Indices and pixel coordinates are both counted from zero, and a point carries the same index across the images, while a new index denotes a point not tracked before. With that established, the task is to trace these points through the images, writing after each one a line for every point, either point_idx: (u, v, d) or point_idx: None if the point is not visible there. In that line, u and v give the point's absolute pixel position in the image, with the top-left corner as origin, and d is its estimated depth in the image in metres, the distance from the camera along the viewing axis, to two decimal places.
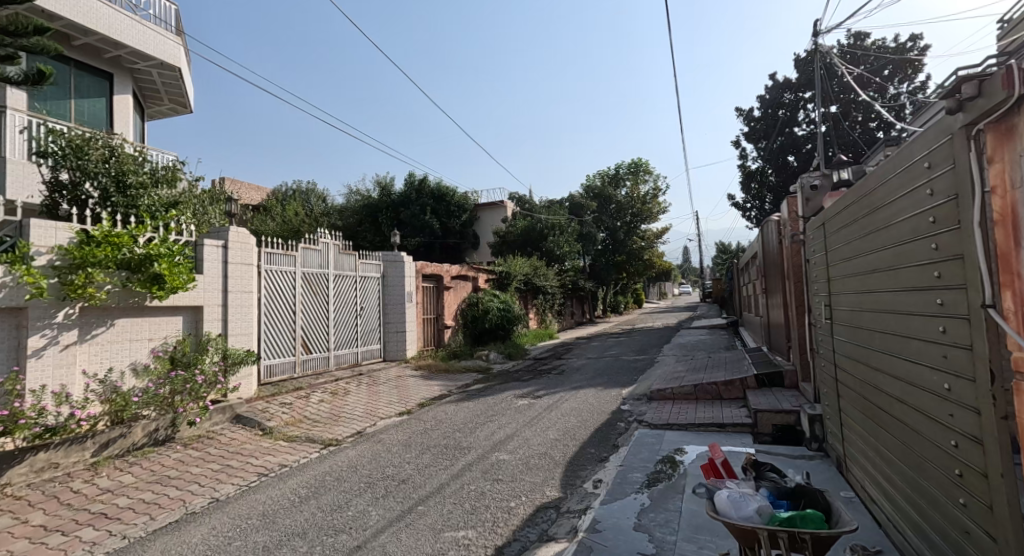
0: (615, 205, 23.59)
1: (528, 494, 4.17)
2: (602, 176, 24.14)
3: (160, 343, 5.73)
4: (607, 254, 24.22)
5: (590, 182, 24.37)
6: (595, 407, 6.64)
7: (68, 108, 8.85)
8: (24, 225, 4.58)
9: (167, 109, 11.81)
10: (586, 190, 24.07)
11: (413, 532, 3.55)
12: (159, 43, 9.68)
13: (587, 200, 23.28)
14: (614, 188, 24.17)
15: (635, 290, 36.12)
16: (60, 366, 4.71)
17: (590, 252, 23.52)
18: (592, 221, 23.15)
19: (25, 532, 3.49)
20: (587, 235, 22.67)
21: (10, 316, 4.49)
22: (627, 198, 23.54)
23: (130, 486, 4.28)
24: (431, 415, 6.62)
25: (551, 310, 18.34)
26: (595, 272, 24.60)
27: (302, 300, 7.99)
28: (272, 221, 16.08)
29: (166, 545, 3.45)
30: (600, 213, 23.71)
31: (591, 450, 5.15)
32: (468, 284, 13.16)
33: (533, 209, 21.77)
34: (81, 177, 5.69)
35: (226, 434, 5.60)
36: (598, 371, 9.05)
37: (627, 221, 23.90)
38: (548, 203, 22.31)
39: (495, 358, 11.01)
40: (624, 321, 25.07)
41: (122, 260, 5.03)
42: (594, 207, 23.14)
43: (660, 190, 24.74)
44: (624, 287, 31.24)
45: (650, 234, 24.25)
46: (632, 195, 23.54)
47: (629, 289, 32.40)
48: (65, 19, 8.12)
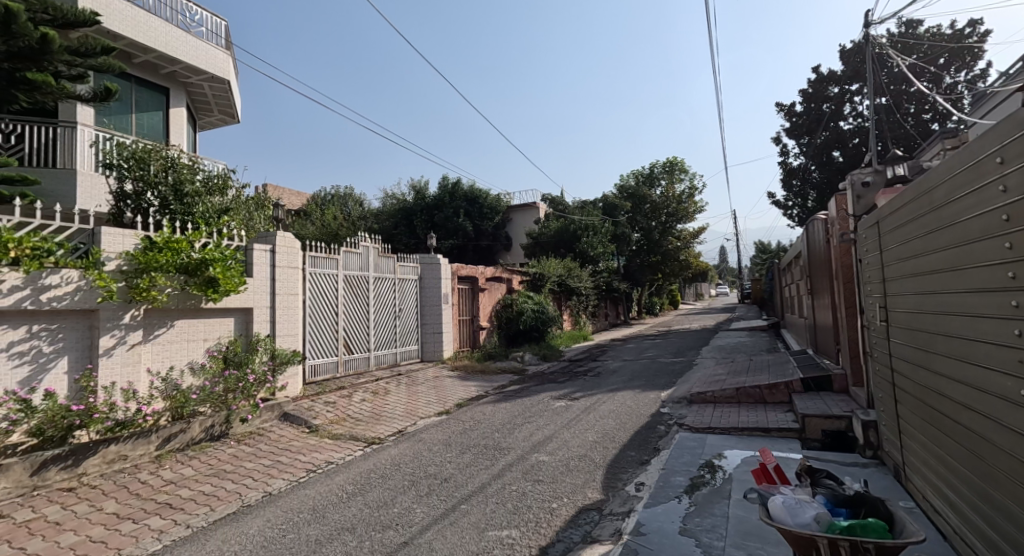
0: (649, 205, 23.31)
1: (570, 496, 4.18)
2: (636, 177, 24.17)
3: (214, 343, 6.00)
4: (641, 255, 24.03)
5: (623, 182, 24.14)
6: (633, 409, 6.60)
7: (129, 122, 9.40)
8: (97, 233, 4.89)
9: (217, 119, 12.36)
10: (620, 190, 23.92)
11: (457, 530, 3.61)
12: (210, 56, 10.13)
13: (621, 200, 23.11)
14: (649, 187, 23.83)
15: (671, 291, 35.60)
16: (126, 364, 5.01)
17: (623, 252, 23.32)
18: (626, 221, 22.95)
19: (101, 519, 3.74)
20: (621, 235, 22.74)
21: (84, 316, 4.83)
22: (662, 198, 23.24)
23: (191, 479, 4.51)
24: (470, 416, 6.70)
25: (585, 311, 18.26)
26: (630, 272, 24.33)
27: (344, 302, 8.23)
28: (313, 225, 16.62)
29: (225, 536, 3.62)
30: (634, 214, 23.49)
31: (631, 453, 5.11)
32: (503, 286, 13.22)
33: (565, 210, 21.78)
34: (143, 187, 6.04)
35: (275, 431, 5.82)
36: (634, 374, 8.96)
37: (661, 221, 23.49)
38: (580, 204, 22.27)
39: (531, 360, 11.02)
40: (657, 322, 24.73)
41: (181, 264, 5.28)
42: (628, 207, 22.97)
43: (695, 189, 24.26)
44: (659, 289, 30.84)
45: (686, 234, 23.82)
46: (667, 194, 23.17)
47: (664, 290, 31.84)
48: (128, 38, 8.62)
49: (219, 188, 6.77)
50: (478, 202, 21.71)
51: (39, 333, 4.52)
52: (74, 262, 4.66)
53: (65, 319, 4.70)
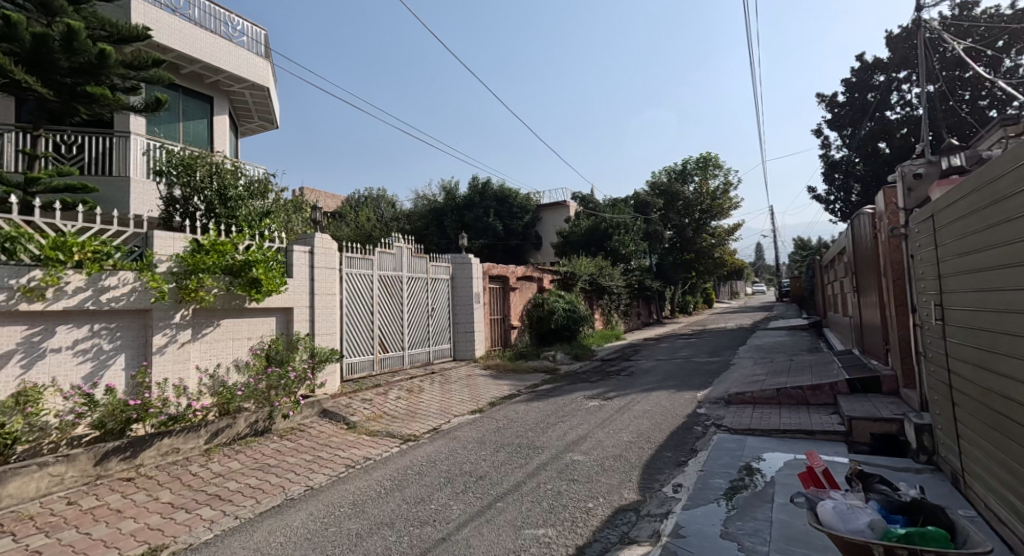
0: (682, 202, 22.90)
1: (606, 496, 4.14)
2: (668, 173, 23.76)
3: (257, 342, 6.22)
4: (674, 252, 23.49)
5: (655, 179, 23.76)
6: (668, 409, 6.49)
7: (177, 131, 9.84)
8: (150, 236, 5.15)
9: (257, 125, 12.80)
10: (651, 187, 23.61)
11: (494, 528, 3.64)
12: (252, 65, 10.49)
13: (653, 197, 22.77)
14: (681, 184, 23.41)
15: (705, 290, 34.81)
16: (177, 362, 5.26)
17: (655, 250, 22.95)
18: (658, 219, 22.60)
19: (157, 508, 3.94)
20: (653, 233, 22.39)
21: (138, 316, 5.08)
22: (695, 194, 22.81)
23: (237, 472, 4.69)
24: (503, 414, 6.74)
25: (617, 310, 18.05)
26: (663, 271, 23.38)
27: (379, 301, 8.40)
28: (348, 227, 17.03)
29: (271, 527, 3.75)
30: (666, 211, 23.11)
31: (668, 453, 5.03)
32: (533, 285, 13.22)
33: (596, 208, 21.61)
34: (190, 192, 6.31)
35: (316, 428, 5.99)
36: (668, 373, 8.82)
37: (694, 218, 23.04)
38: (611, 202, 22.05)
39: (563, 359, 10.96)
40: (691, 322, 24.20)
41: (226, 265, 5.51)
42: (660, 205, 22.62)
43: (730, 185, 23.67)
44: (691, 287, 30.24)
45: (720, 230, 23.28)
46: (701, 190, 22.72)
47: (699, 289, 31.16)
48: (176, 50, 9.04)
49: (260, 192, 7.02)
50: (508, 201, 21.82)
51: (100, 332, 4.79)
52: (131, 265, 4.93)
53: (122, 318, 4.96)
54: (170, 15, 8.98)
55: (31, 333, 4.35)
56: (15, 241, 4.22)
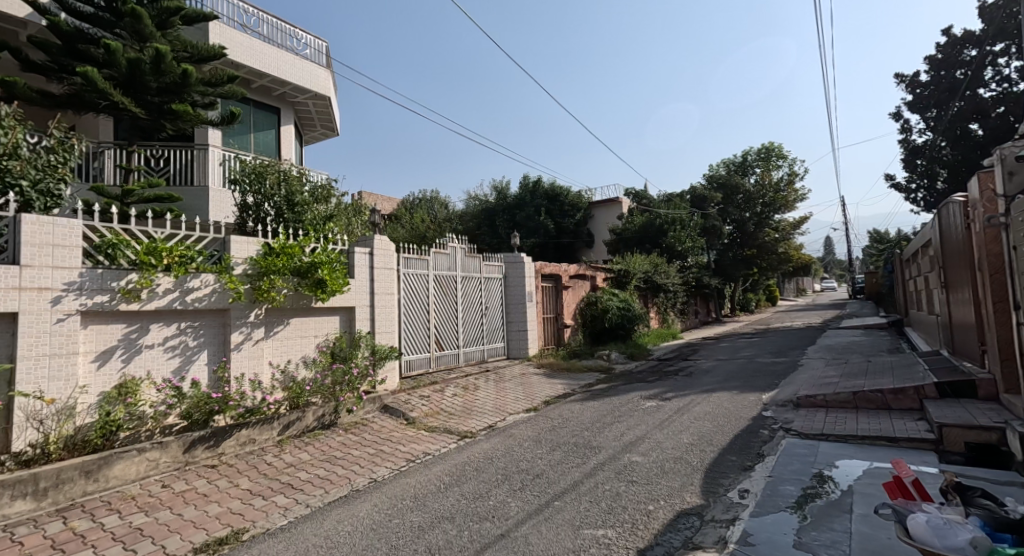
0: (742, 195, 21.92)
1: (667, 499, 4.03)
2: (727, 166, 23.00)
3: (322, 339, 6.54)
4: (734, 248, 22.60)
5: (713, 172, 22.95)
6: (731, 411, 6.23)
7: (249, 141, 10.53)
8: (228, 241, 5.54)
9: (319, 133, 13.46)
10: (709, 180, 22.79)
11: (552, 526, 3.64)
12: (315, 75, 11.00)
13: (711, 191, 21.89)
14: (742, 176, 22.63)
15: (767, 288, 33.13)
16: (252, 358, 5.64)
17: (714, 247, 22.07)
18: (716, 214, 21.68)
19: (238, 494, 4.24)
20: (711, 228, 21.51)
21: (218, 316, 5.48)
22: (757, 187, 21.94)
23: (307, 463, 4.97)
24: (558, 413, 6.71)
25: (673, 309, 17.50)
26: (722, 267, 22.51)
27: (435, 301, 8.60)
28: (404, 229, 17.57)
29: (339, 517, 3.93)
30: (725, 205, 22.17)
31: (732, 457, 4.82)
32: (587, 283, 13.10)
33: (651, 204, 21.08)
34: (261, 199, 6.74)
35: (377, 422, 6.23)
36: (729, 374, 8.46)
37: (756, 211, 21.98)
38: (665, 197, 21.45)
39: (618, 359, 10.75)
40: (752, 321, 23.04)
41: (294, 267, 5.83)
42: (719, 199, 21.69)
43: (795, 175, 22.58)
44: (753, 284, 28.83)
45: (785, 224, 22.46)
46: (763, 182, 21.88)
47: (762, 285, 29.68)
48: (247, 66, 9.68)
49: (323, 197, 7.37)
50: (559, 199, 21.76)
51: (186, 329, 5.21)
52: (211, 268, 5.32)
53: (205, 317, 5.37)
54: (241, 34, 9.64)
55: (130, 331, 4.80)
56: (116, 247, 4.69)
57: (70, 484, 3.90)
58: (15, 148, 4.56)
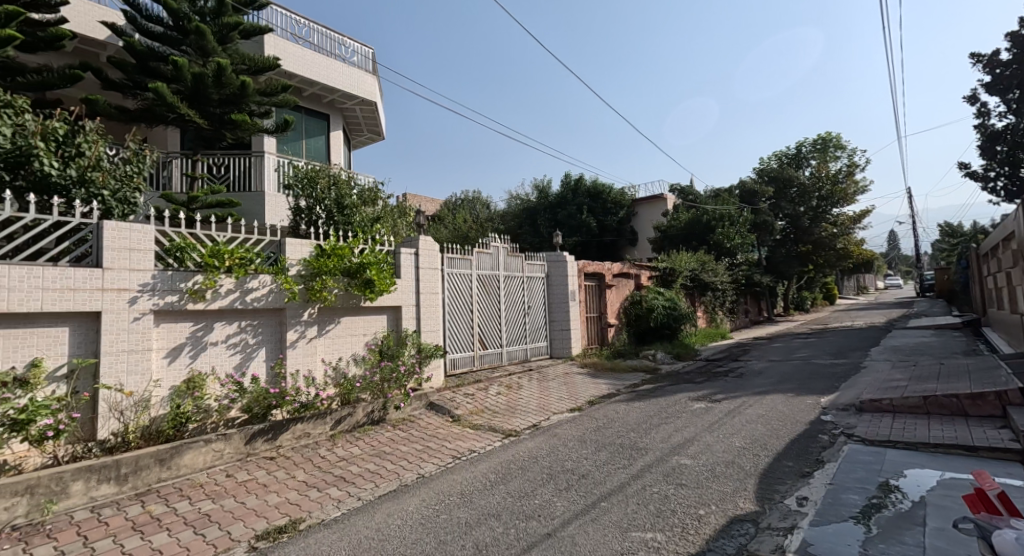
0: (796, 188, 20.94)
1: (719, 504, 3.90)
2: (780, 158, 22.10)
3: (371, 338, 6.76)
4: (787, 244, 21.73)
5: (765, 166, 22.11)
6: (786, 414, 5.96)
7: (301, 147, 11.01)
8: (283, 244, 5.81)
9: (365, 138, 13.89)
10: (759, 174, 21.88)
11: (599, 527, 3.60)
12: (362, 81, 11.33)
13: (761, 185, 20.98)
14: (795, 169, 21.67)
15: (824, 286, 31.46)
16: (306, 355, 5.90)
17: (766, 243, 21.13)
18: (768, 209, 20.76)
19: (295, 485, 4.45)
20: (762, 224, 20.62)
21: (275, 315, 5.76)
22: (813, 179, 20.91)
23: (358, 457, 5.14)
24: (603, 413, 6.63)
25: (722, 308, 16.91)
26: (774, 265, 21.58)
27: (478, 300, 8.70)
28: (447, 229, 17.87)
29: (389, 510, 4.05)
30: (777, 200, 21.23)
31: (788, 462, 4.61)
32: (631, 282, 12.88)
33: (697, 201, 20.49)
34: (313, 203, 7.02)
35: (424, 419, 6.37)
36: (784, 376, 8.09)
37: (811, 205, 20.92)
38: (713, 193, 20.80)
39: (663, 359, 10.52)
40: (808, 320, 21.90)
41: (345, 268, 6.04)
42: (770, 193, 20.76)
43: (855, 165, 21.32)
44: (809, 282, 27.42)
45: (844, 218, 21.13)
46: (819, 174, 20.85)
47: (818, 283, 28.20)
48: (299, 75, 10.12)
49: (371, 200, 7.61)
50: (602, 197, 21.53)
51: (245, 327, 5.49)
52: (268, 269, 5.58)
53: (262, 316, 5.65)
54: (294, 45, 10.11)
55: (196, 329, 5.11)
56: (183, 250, 5.01)
57: (147, 470, 4.22)
58: (96, 160, 4.98)
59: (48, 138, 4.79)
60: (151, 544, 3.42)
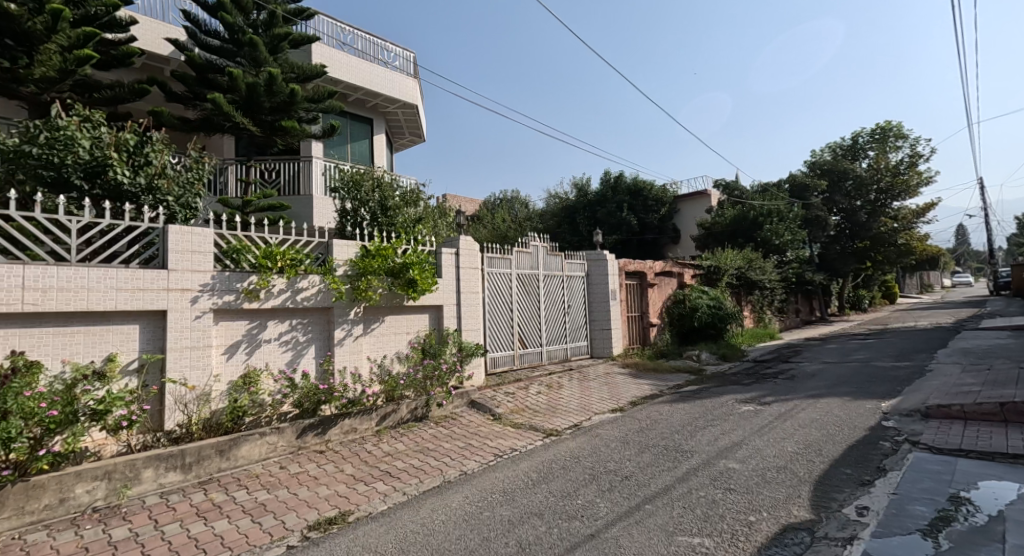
0: (852, 181, 19.89)
1: (770, 510, 3.74)
2: (834, 150, 21.11)
3: (414, 336, 6.90)
4: (843, 240, 20.66)
5: (816, 158, 21.13)
6: (843, 419, 5.66)
7: (346, 151, 11.37)
8: (331, 245, 6.01)
9: (407, 141, 14.19)
10: (811, 167, 20.90)
11: (644, 530, 3.53)
12: (404, 84, 11.56)
13: (813, 178, 19.99)
14: (852, 161, 20.67)
15: (883, 284, 29.73)
16: (353, 352, 6.09)
17: (818, 239, 20.16)
18: (821, 203, 19.79)
19: (344, 478, 4.60)
20: (814, 219, 19.63)
21: (323, 313, 5.97)
22: (870, 171, 19.87)
23: (403, 452, 5.27)
24: (647, 415, 6.51)
25: (770, 307, 16.25)
26: (828, 260, 20.66)
27: (517, 299, 8.72)
28: (486, 228, 18.01)
29: (433, 506, 4.12)
30: (831, 193, 20.22)
31: (846, 470, 4.37)
32: (674, 280, 12.57)
33: (743, 196, 19.83)
34: (358, 205, 7.23)
35: (465, 417, 6.45)
36: (839, 379, 7.69)
37: (869, 198, 19.95)
38: (761, 188, 20.08)
39: (708, 359, 10.24)
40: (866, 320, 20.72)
41: (388, 268, 6.19)
42: (823, 187, 19.76)
43: (919, 155, 20.07)
44: (867, 279, 25.98)
45: (907, 212, 20.18)
46: (878, 166, 19.78)
47: (876, 281, 26.70)
48: (344, 81, 10.44)
49: (412, 201, 7.78)
50: (642, 194, 21.14)
51: (296, 325, 5.72)
52: (317, 269, 5.81)
53: (312, 315, 5.87)
54: (340, 51, 10.45)
55: (252, 327, 5.37)
56: (239, 252, 5.29)
57: (208, 460, 4.47)
58: (162, 168, 5.33)
59: (121, 149, 5.16)
60: (213, 530, 3.62)
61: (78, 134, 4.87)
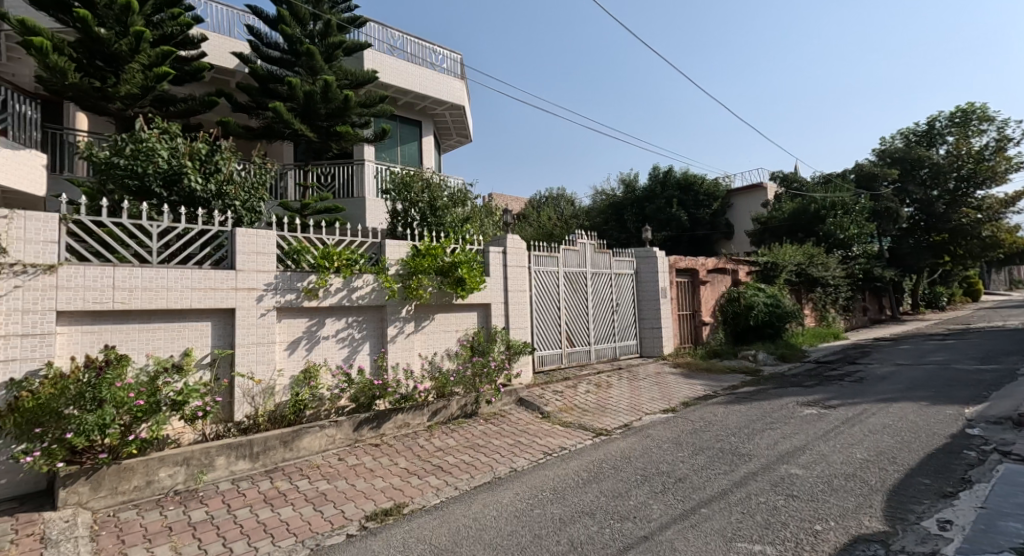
0: (928, 169, 18.55)
1: (839, 520, 3.53)
2: (907, 136, 19.80)
3: (463, 334, 7.01)
4: (917, 233, 19.41)
5: (887, 146, 19.85)
6: (920, 425, 5.26)
7: (396, 154, 11.70)
8: (383, 245, 6.20)
9: (455, 141, 14.43)
10: (880, 156, 19.60)
11: (700, 534, 3.43)
12: (452, 86, 11.75)
13: (882, 167, 18.71)
14: (927, 147, 19.23)
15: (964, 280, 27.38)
16: (405, 349, 6.27)
17: (888, 232, 18.83)
18: (891, 194, 18.50)
19: (398, 471, 4.75)
20: (884, 211, 18.38)
21: (377, 311, 6.17)
22: (950, 158, 18.45)
23: (454, 448, 5.37)
24: (701, 416, 6.32)
25: (834, 305, 15.32)
26: (899, 256, 19.15)
27: (565, 297, 8.67)
28: (532, 227, 18.02)
29: (484, 501, 4.17)
30: (903, 183, 18.89)
31: (925, 480, 4.06)
32: (727, 278, 12.11)
33: (804, 189, 18.96)
34: (409, 206, 7.42)
35: (515, 414, 6.49)
36: (915, 382, 7.15)
37: (947, 187, 18.50)
38: (823, 180, 19.02)
39: (766, 360, 9.80)
40: (945, 319, 19.14)
41: (438, 266, 6.31)
42: (894, 176, 18.46)
43: (1007, 138, 18.36)
44: (946, 275, 24.01)
45: (994, 201, 18.37)
46: (959, 152, 18.29)
47: (956, 277, 24.64)
48: (393, 85, 10.73)
49: (460, 201, 7.92)
50: (693, 189, 20.48)
51: (352, 323, 5.95)
52: (371, 269, 6.01)
53: (366, 313, 6.08)
54: (391, 56, 10.76)
55: (311, 324, 5.63)
56: (299, 253, 5.55)
57: (274, 450, 4.72)
58: (230, 175, 5.67)
59: (195, 157, 5.53)
60: (280, 516, 3.83)
61: (158, 145, 5.28)
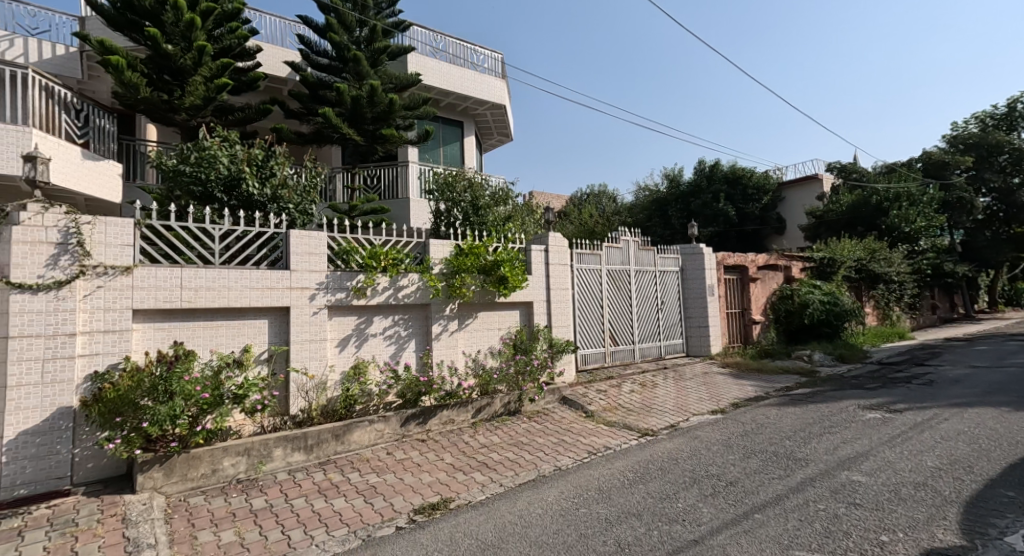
0: (1008, 155, 17.12)
1: (908, 531, 3.31)
2: (982, 120, 18.33)
3: (506, 332, 7.05)
4: (995, 225, 17.94)
5: (960, 131, 18.46)
6: (1000, 433, 4.85)
7: (438, 155, 11.90)
8: (427, 245, 6.32)
9: (496, 141, 14.50)
10: (951, 142, 18.24)
11: (754, 540, 3.30)
12: (492, 85, 11.81)
13: (954, 155, 17.39)
14: (1007, 132, 17.74)
15: None
16: (448, 346, 6.38)
17: (960, 224, 17.49)
18: (964, 183, 17.17)
19: (444, 466, 4.83)
20: (956, 202, 17.09)
21: (422, 309, 6.30)
22: None
23: (498, 445, 5.41)
24: (752, 418, 6.09)
25: (898, 303, 14.37)
26: (974, 249, 17.96)
27: (608, 295, 8.55)
28: (573, 225, 17.88)
29: (529, 499, 4.18)
30: (978, 171, 17.50)
31: (1008, 492, 3.74)
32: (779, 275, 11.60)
33: (864, 179, 17.89)
34: (451, 206, 7.53)
35: (558, 413, 6.47)
36: (994, 386, 6.59)
37: None
38: (886, 170, 17.89)
39: (822, 360, 9.33)
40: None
41: (481, 265, 6.38)
42: (968, 164, 17.12)
43: None
44: None
45: None
46: None
47: None
48: (435, 87, 10.91)
49: (501, 200, 7.97)
50: (741, 183, 19.72)
51: (399, 321, 6.10)
52: (416, 268, 6.14)
53: (412, 311, 6.22)
54: (432, 59, 10.94)
55: (360, 322, 5.81)
56: (348, 253, 5.75)
57: (326, 443, 4.91)
58: (284, 179, 5.93)
59: (252, 163, 5.82)
60: (333, 506, 3.98)
61: (219, 152, 5.60)
